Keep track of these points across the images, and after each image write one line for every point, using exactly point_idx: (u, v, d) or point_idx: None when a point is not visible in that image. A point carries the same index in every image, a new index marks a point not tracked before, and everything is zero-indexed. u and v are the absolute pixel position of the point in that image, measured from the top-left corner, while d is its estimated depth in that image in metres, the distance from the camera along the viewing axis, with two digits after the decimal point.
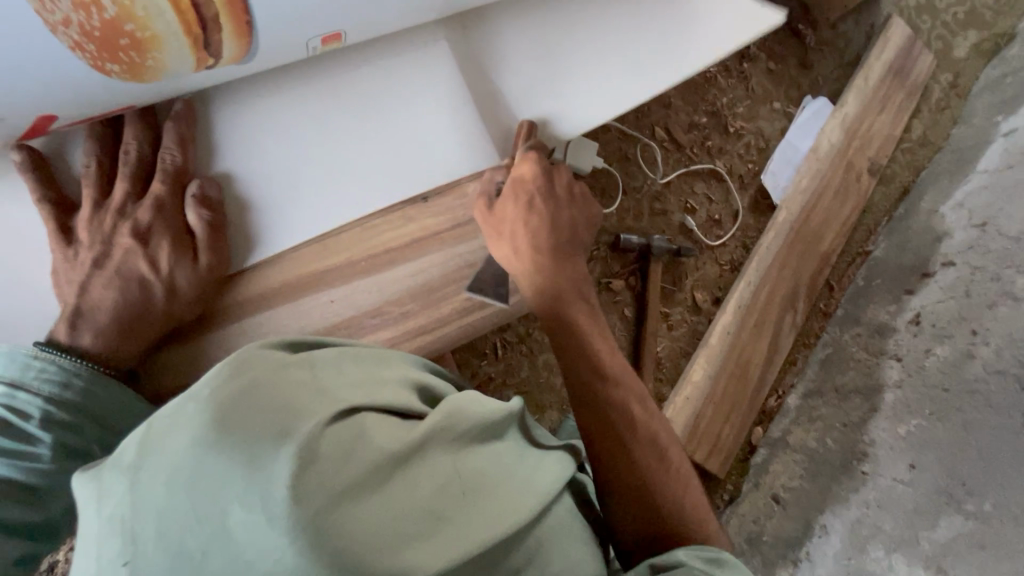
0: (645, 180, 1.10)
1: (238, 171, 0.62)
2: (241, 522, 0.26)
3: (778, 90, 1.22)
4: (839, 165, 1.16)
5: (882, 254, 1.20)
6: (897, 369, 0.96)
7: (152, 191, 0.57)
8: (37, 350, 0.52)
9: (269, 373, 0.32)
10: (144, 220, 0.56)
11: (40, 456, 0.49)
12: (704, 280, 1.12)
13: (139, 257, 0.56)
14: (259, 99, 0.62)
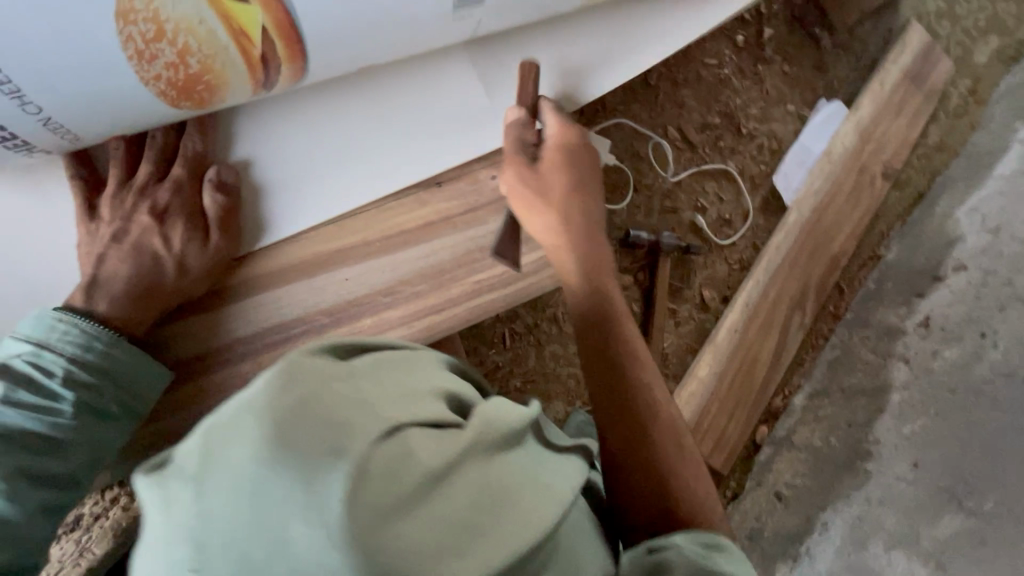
0: (656, 179, 1.11)
1: (259, 162, 0.66)
2: (303, 535, 0.26)
3: (792, 92, 1.23)
4: (852, 168, 1.17)
5: (896, 258, 1.19)
6: (905, 370, 0.97)
7: (172, 173, 0.63)
8: (62, 314, 0.56)
9: (318, 382, 0.32)
10: (162, 201, 0.62)
11: (62, 413, 0.55)
12: (713, 278, 1.13)
13: (154, 234, 0.61)
14: (285, 103, 0.67)
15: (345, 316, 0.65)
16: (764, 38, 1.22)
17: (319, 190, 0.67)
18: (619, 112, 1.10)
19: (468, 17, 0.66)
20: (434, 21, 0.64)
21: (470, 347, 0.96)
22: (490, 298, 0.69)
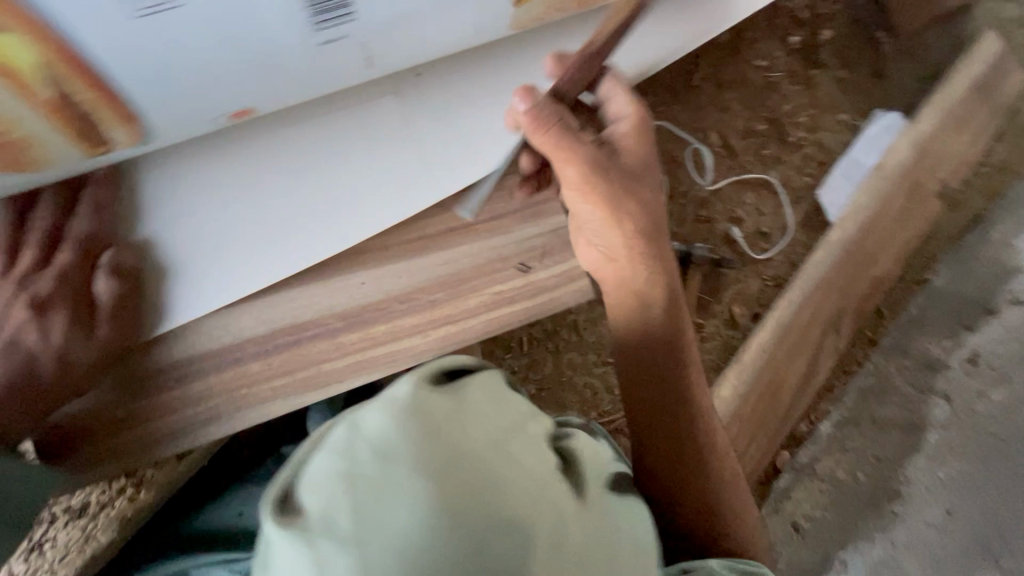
0: (692, 186, 1.06)
1: (170, 234, 0.59)
2: (480, 561, 0.35)
3: (846, 100, 1.16)
4: (904, 185, 1.09)
5: (944, 285, 1.12)
6: (945, 409, 1.03)
7: (57, 259, 0.54)
8: None
9: (448, 430, 0.38)
10: (43, 290, 0.52)
11: None
12: (744, 293, 1.08)
13: (31, 329, 0.51)
14: (201, 170, 0.61)
15: (357, 320, 0.59)
16: (820, 41, 1.14)
17: (254, 252, 0.59)
18: (657, 114, 1.06)
19: (340, 37, 0.55)
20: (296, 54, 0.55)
21: (487, 350, 0.95)
22: (509, 311, 0.63)
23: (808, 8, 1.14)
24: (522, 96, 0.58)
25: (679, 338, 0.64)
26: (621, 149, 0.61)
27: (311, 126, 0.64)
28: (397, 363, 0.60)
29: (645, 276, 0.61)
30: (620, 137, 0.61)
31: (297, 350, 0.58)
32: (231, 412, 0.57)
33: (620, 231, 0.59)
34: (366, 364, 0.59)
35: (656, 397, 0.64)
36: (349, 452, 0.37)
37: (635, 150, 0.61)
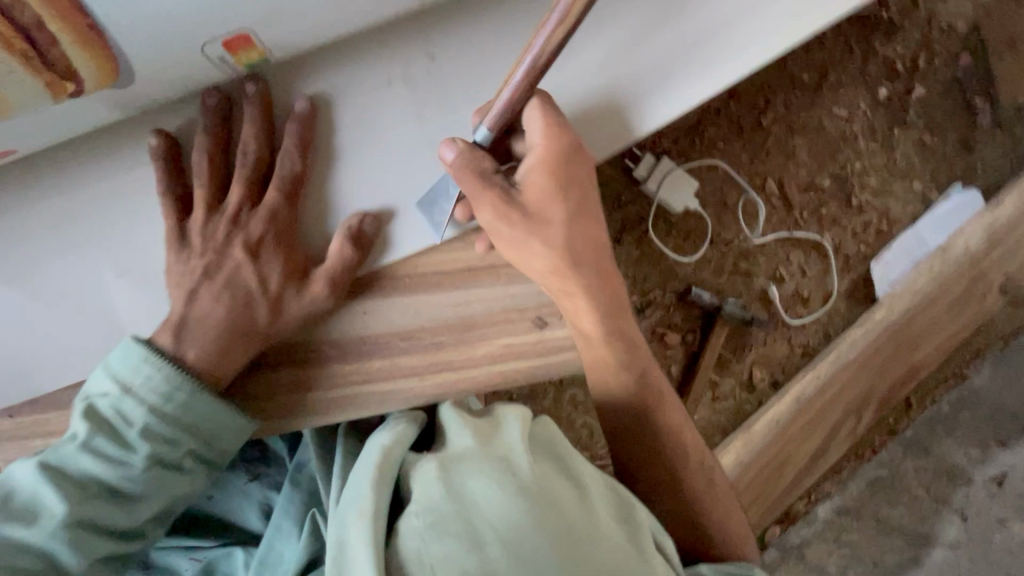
0: (738, 235, 0.98)
1: (371, 184, 0.56)
2: None
3: (925, 168, 1.05)
4: (966, 273, 1.00)
5: (983, 384, 1.05)
6: (958, 527, 0.97)
7: (266, 198, 0.53)
8: (150, 351, 0.49)
9: (552, 506, 0.41)
10: (256, 233, 0.52)
11: (130, 465, 0.49)
12: (769, 357, 1.01)
13: (250, 272, 0.52)
14: (387, 105, 0.56)
15: (353, 352, 0.55)
16: (911, 97, 1.04)
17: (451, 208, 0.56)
18: (716, 151, 0.97)
19: None
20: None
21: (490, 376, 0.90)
22: (517, 367, 0.57)
23: (905, 59, 1.03)
24: (445, 148, 0.53)
25: (645, 378, 0.61)
26: (527, 182, 0.53)
27: (380, 92, 0.57)
28: (385, 406, 0.55)
29: (607, 319, 0.58)
30: (529, 170, 0.53)
31: (286, 374, 0.54)
32: None
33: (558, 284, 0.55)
34: (354, 401, 0.55)
35: (616, 421, 0.62)
36: (462, 517, 0.39)
37: (545, 186, 0.53)
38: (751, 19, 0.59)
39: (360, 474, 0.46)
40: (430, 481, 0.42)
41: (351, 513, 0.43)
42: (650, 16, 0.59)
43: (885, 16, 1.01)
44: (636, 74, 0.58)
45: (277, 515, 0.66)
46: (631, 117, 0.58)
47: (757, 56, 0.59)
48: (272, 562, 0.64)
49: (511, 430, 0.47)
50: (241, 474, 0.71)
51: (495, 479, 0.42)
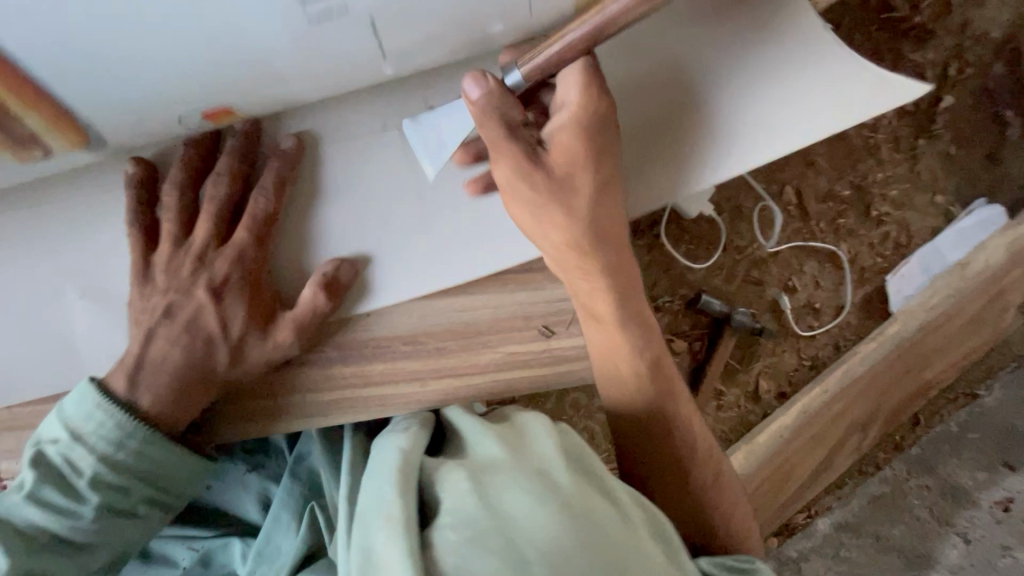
0: (752, 242, 0.96)
1: (346, 233, 0.54)
2: None
3: (948, 181, 1.02)
4: (984, 292, 0.98)
5: (994, 405, 1.03)
6: (960, 551, 0.95)
7: (236, 238, 0.51)
8: (100, 399, 0.48)
9: (585, 515, 0.41)
10: (221, 273, 0.51)
11: (80, 515, 0.49)
12: (776, 368, 1.00)
13: (210, 315, 0.50)
14: (373, 152, 0.55)
15: (355, 354, 0.54)
16: (940, 106, 1.00)
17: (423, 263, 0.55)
18: None
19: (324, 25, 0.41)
20: (285, 46, 0.42)
21: None
22: (520, 377, 0.56)
23: (935, 67, 0.99)
24: (474, 80, 0.47)
25: (658, 378, 0.59)
26: (555, 143, 0.51)
27: (369, 137, 0.55)
28: (386, 409, 0.55)
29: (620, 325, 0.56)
30: (559, 128, 0.50)
31: (285, 374, 0.54)
32: (209, 428, 0.54)
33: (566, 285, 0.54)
34: (355, 403, 0.54)
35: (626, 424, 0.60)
36: (499, 527, 0.39)
37: (574, 148, 0.51)
38: (794, 98, 0.56)
39: (384, 477, 0.45)
40: (463, 491, 0.42)
41: (378, 519, 0.42)
42: (694, 67, 0.56)
43: (917, 21, 0.98)
44: (658, 119, 0.56)
45: (275, 508, 0.65)
46: (637, 163, 0.56)
47: (787, 141, 0.56)
48: (270, 554, 0.64)
49: (538, 439, 0.47)
50: (239, 464, 0.70)
51: (528, 490, 0.41)
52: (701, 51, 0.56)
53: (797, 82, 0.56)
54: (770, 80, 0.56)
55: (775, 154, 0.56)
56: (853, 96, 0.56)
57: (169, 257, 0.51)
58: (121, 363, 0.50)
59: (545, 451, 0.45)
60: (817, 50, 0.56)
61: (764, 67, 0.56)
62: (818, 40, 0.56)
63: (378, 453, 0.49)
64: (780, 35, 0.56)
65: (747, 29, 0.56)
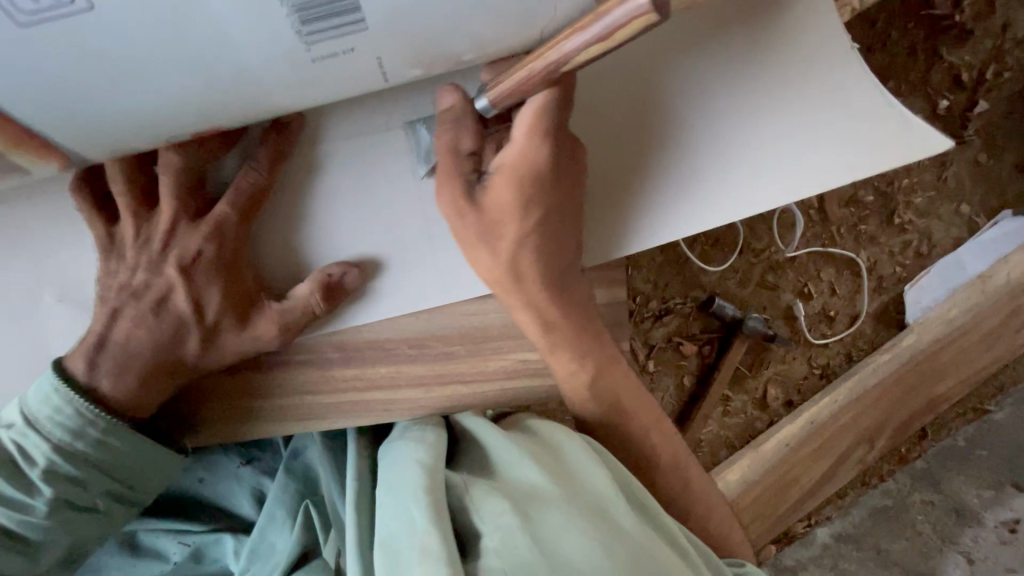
0: (770, 246, 0.93)
1: (342, 239, 0.50)
2: None
3: (975, 191, 0.99)
4: (1004, 307, 0.95)
5: (1004, 421, 1.01)
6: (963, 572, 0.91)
7: (216, 212, 0.47)
8: (60, 383, 0.46)
9: (633, 551, 0.40)
10: (192, 248, 0.47)
11: (34, 508, 0.48)
12: (785, 376, 0.98)
13: (182, 293, 0.47)
14: (375, 153, 0.50)
15: (357, 356, 0.51)
16: (973, 112, 0.96)
17: (418, 275, 0.51)
18: None
19: (329, 56, 0.37)
20: (281, 77, 0.38)
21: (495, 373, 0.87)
22: (531, 385, 0.54)
23: (972, 69, 0.94)
24: (446, 94, 0.46)
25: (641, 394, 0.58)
26: (492, 186, 0.47)
27: (375, 136, 0.50)
28: (389, 414, 0.52)
29: None
30: (496, 170, 0.47)
31: (284, 372, 0.51)
32: (202, 426, 0.51)
33: (578, 289, 0.52)
34: (357, 407, 0.52)
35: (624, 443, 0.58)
36: (556, 566, 0.37)
37: (507, 198, 0.47)
38: (815, 141, 0.52)
39: (413, 498, 0.42)
40: (513, 527, 0.39)
41: (415, 550, 0.39)
42: (718, 87, 0.52)
43: (957, 19, 0.93)
44: (674, 137, 0.52)
45: (269, 504, 0.63)
46: (636, 183, 0.53)
47: (797, 186, 0.53)
48: (264, 552, 0.62)
49: (577, 466, 0.45)
50: (233, 456, 0.67)
51: (582, 531, 0.39)
52: (729, 70, 0.52)
53: (822, 123, 0.52)
54: (794, 117, 0.52)
55: (789, 196, 0.53)
56: (874, 151, 0.53)
57: (157, 243, 0.47)
58: (106, 356, 0.47)
59: (589, 479, 0.44)
60: (852, 90, 0.52)
61: (791, 100, 0.52)
62: (857, 81, 0.52)
63: (399, 467, 0.46)
64: (818, 67, 0.52)
65: (785, 54, 0.52)
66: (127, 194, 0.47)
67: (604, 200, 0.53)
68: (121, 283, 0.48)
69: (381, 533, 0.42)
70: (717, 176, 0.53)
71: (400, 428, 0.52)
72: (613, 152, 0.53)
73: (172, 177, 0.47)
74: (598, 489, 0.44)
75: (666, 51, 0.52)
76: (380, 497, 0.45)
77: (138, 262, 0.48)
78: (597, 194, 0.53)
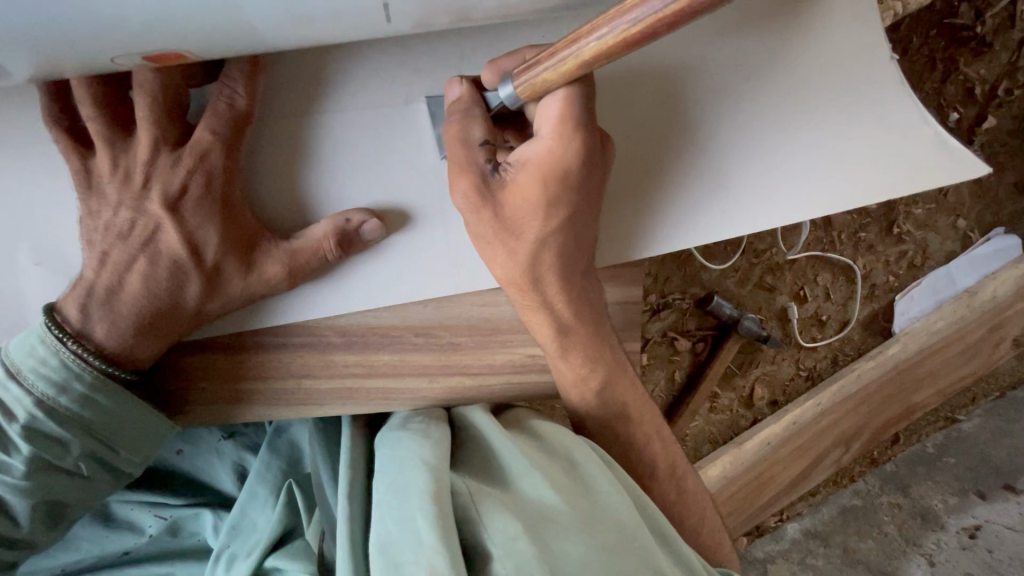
0: (772, 247, 0.92)
1: (348, 185, 0.47)
2: None
3: (974, 206, 0.99)
4: (985, 323, 0.99)
5: (972, 431, 1.06)
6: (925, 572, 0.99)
7: (209, 163, 0.44)
8: (47, 328, 0.43)
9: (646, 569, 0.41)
10: (179, 192, 0.43)
11: (10, 466, 0.44)
12: (773, 376, 0.98)
13: (174, 232, 0.43)
14: (385, 95, 0.47)
15: (359, 342, 0.49)
16: (980, 127, 0.96)
17: (430, 256, 0.48)
18: None
19: None
20: None
21: None
22: (538, 380, 0.53)
23: (985, 84, 0.94)
24: (452, 86, 0.45)
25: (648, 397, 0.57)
26: (513, 182, 0.44)
27: (385, 79, 0.47)
28: (389, 402, 0.51)
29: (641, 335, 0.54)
30: (515, 166, 0.44)
31: (279, 353, 0.48)
32: (189, 406, 0.48)
33: (595, 288, 0.51)
34: (356, 393, 0.50)
35: (624, 444, 0.57)
36: None
37: (532, 195, 0.44)
38: (853, 150, 0.52)
39: (419, 507, 0.41)
40: (529, 557, 0.38)
41: (421, 567, 0.38)
42: (755, 90, 0.51)
43: (978, 31, 0.91)
44: (712, 128, 0.51)
45: (251, 480, 0.60)
46: (664, 182, 0.51)
47: (828, 198, 0.52)
48: (246, 529, 0.59)
49: (594, 487, 0.45)
50: (213, 429, 0.63)
51: (602, 564, 0.39)
52: (766, 73, 0.51)
53: (858, 134, 0.52)
54: (830, 126, 0.51)
55: (828, 199, 0.52)
56: (911, 165, 0.52)
57: (146, 210, 0.43)
58: (81, 321, 0.43)
59: (601, 492, 0.45)
60: (886, 104, 0.52)
61: (827, 107, 0.51)
62: (892, 94, 0.52)
63: (400, 466, 0.45)
64: (857, 75, 0.52)
65: (823, 60, 0.51)
66: (112, 142, 0.43)
67: (626, 198, 0.51)
68: (104, 252, 0.44)
69: (381, 538, 0.41)
70: (755, 175, 0.51)
71: (399, 416, 0.51)
72: (640, 149, 0.51)
73: (162, 125, 0.43)
74: (609, 502, 0.44)
75: (702, 48, 0.50)
76: (380, 497, 0.43)
77: (126, 230, 0.44)
78: (619, 190, 0.51)
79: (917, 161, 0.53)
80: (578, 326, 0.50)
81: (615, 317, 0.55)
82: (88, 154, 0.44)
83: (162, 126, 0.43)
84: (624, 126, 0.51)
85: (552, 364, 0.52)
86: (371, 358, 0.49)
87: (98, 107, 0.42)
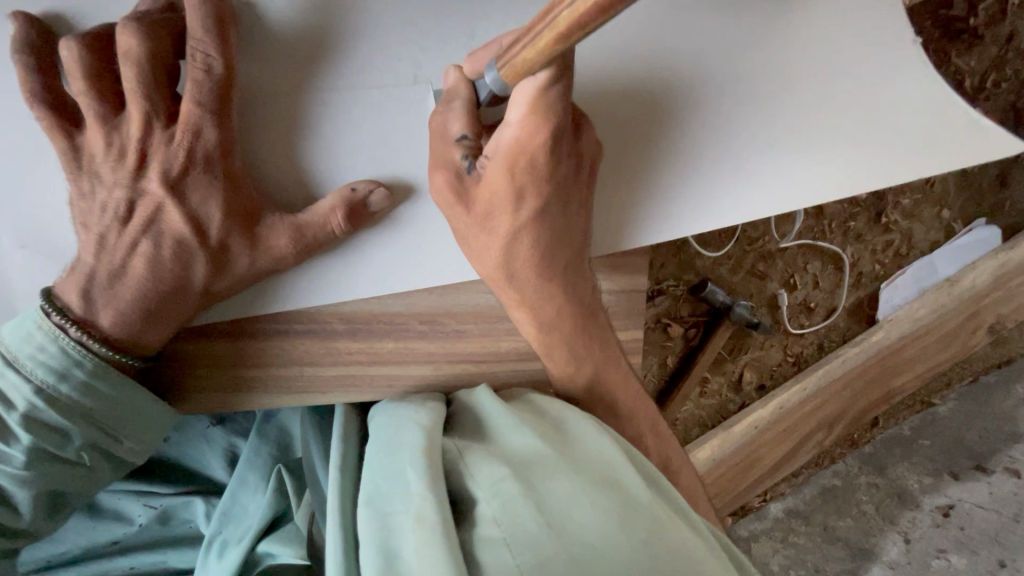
0: (765, 236, 0.93)
1: (352, 160, 0.46)
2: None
3: (960, 198, 1.01)
4: (963, 311, 1.02)
5: (946, 413, 1.10)
6: (899, 549, 1.03)
7: (206, 138, 0.41)
8: (45, 317, 0.41)
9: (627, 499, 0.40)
10: (180, 172, 0.42)
11: (8, 457, 0.42)
12: (762, 361, 1.00)
13: (177, 211, 0.42)
14: (382, 63, 0.45)
15: (363, 329, 0.48)
16: None
17: (436, 238, 0.47)
18: None
19: None
20: None
21: None
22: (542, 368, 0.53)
23: (974, 76, 0.95)
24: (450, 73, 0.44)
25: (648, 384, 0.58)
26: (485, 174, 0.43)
27: (383, 47, 0.45)
28: (392, 389, 0.50)
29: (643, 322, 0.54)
30: (492, 157, 0.42)
31: (282, 341, 0.47)
32: (191, 394, 0.47)
33: (589, 273, 0.50)
34: (358, 380, 0.49)
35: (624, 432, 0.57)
36: (548, 512, 0.37)
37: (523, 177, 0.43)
38: (849, 129, 0.52)
39: (411, 461, 0.41)
40: (513, 492, 0.38)
41: (409, 514, 0.38)
42: (755, 68, 0.51)
43: (971, 23, 0.91)
44: (712, 104, 0.50)
45: (241, 465, 0.58)
46: (667, 160, 0.50)
47: (828, 176, 0.52)
48: (236, 515, 0.58)
49: (579, 435, 0.45)
50: (203, 417, 0.61)
51: (583, 492, 0.39)
52: (761, 49, 0.51)
53: (853, 113, 0.52)
54: (827, 105, 0.52)
55: (827, 178, 0.52)
56: (904, 142, 0.53)
57: (145, 190, 0.42)
58: (71, 306, 0.42)
59: (589, 440, 0.45)
60: (878, 83, 0.53)
61: (825, 85, 0.52)
62: (885, 76, 0.53)
63: (395, 428, 0.45)
64: (851, 56, 0.52)
65: (819, 38, 0.51)
66: (101, 117, 0.40)
67: (627, 170, 0.50)
68: (100, 235, 0.42)
69: (371, 488, 0.40)
70: (755, 151, 0.51)
71: (383, 404, 0.49)
72: (641, 126, 0.50)
73: (154, 99, 0.41)
74: (593, 448, 0.44)
75: (703, 26, 0.50)
76: (372, 454, 0.43)
77: (123, 212, 0.42)
78: (620, 165, 0.50)
79: (910, 140, 0.54)
80: (584, 309, 0.50)
81: (619, 305, 0.55)
82: (76, 131, 0.41)
83: (156, 100, 0.41)
84: (627, 104, 0.49)
85: (557, 356, 0.51)
86: (377, 344, 0.48)
87: (89, 81, 0.40)
